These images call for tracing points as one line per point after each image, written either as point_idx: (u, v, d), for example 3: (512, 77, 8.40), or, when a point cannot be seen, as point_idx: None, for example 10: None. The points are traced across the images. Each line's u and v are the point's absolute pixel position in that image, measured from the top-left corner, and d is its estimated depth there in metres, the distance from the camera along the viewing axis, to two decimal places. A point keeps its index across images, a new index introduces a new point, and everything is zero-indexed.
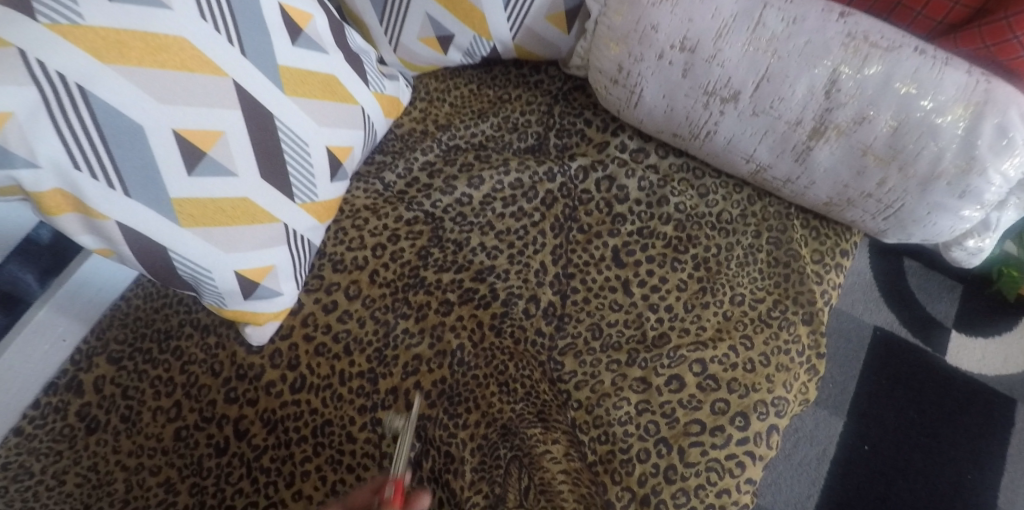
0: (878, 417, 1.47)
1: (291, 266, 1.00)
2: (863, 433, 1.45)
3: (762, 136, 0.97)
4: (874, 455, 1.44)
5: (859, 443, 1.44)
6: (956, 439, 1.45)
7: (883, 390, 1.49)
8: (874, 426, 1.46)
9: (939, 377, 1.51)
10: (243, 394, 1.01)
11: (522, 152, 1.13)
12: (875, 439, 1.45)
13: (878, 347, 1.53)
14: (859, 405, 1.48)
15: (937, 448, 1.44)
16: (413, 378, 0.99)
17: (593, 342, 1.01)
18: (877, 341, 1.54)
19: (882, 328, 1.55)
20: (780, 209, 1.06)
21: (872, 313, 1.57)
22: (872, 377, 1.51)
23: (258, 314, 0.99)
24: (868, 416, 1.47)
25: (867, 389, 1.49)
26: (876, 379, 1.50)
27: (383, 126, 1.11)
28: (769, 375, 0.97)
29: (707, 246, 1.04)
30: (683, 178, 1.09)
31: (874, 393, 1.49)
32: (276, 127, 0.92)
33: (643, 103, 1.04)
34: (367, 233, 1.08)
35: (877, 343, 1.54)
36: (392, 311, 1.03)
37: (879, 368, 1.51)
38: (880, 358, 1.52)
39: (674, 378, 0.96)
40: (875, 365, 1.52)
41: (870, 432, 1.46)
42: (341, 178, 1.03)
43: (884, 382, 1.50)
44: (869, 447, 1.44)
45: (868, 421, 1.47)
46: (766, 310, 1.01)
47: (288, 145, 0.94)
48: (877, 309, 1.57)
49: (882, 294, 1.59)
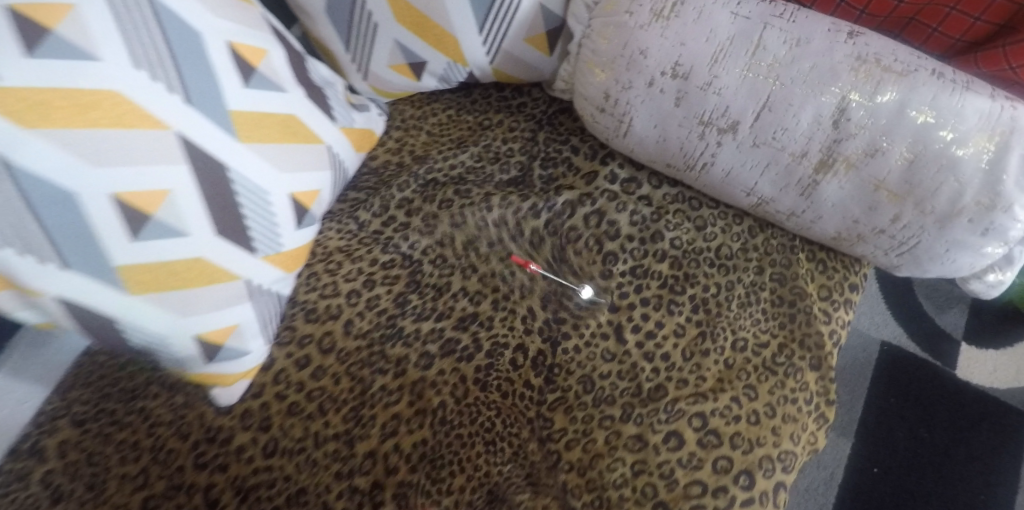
0: (887, 437, 1.41)
1: (256, 323, 0.93)
2: (872, 455, 1.39)
3: (764, 168, 0.89)
4: (885, 478, 1.37)
5: (868, 466, 1.38)
6: (970, 457, 1.39)
7: (891, 408, 1.43)
8: (884, 446, 1.40)
9: (949, 393, 1.44)
10: (213, 459, 0.95)
11: (502, 186, 1.05)
12: (885, 461, 1.39)
13: (887, 364, 1.47)
14: (867, 425, 1.42)
15: (950, 467, 1.38)
16: (392, 440, 0.94)
17: (584, 396, 0.94)
18: (886, 359, 1.48)
19: (890, 345, 1.49)
20: (784, 240, 1.00)
21: (879, 328, 1.51)
22: (879, 395, 1.44)
23: (224, 375, 0.93)
24: (876, 437, 1.41)
25: (875, 409, 1.43)
26: (883, 398, 1.44)
27: (354, 162, 1.03)
28: (776, 428, 0.90)
29: (705, 286, 0.98)
30: (679, 209, 1.01)
31: (882, 412, 1.43)
32: (231, 179, 0.82)
33: (633, 133, 0.95)
34: (341, 278, 1.01)
35: (884, 361, 1.48)
36: (368, 367, 0.97)
37: (887, 386, 1.45)
38: (888, 375, 1.46)
39: (672, 434, 0.90)
40: (883, 382, 1.46)
41: (879, 453, 1.40)
42: (308, 223, 0.95)
43: (892, 401, 1.44)
44: (879, 469, 1.38)
45: (877, 442, 1.40)
46: (770, 356, 0.95)
47: (245, 196, 0.84)
48: (884, 323, 1.52)
49: (889, 307, 1.53)
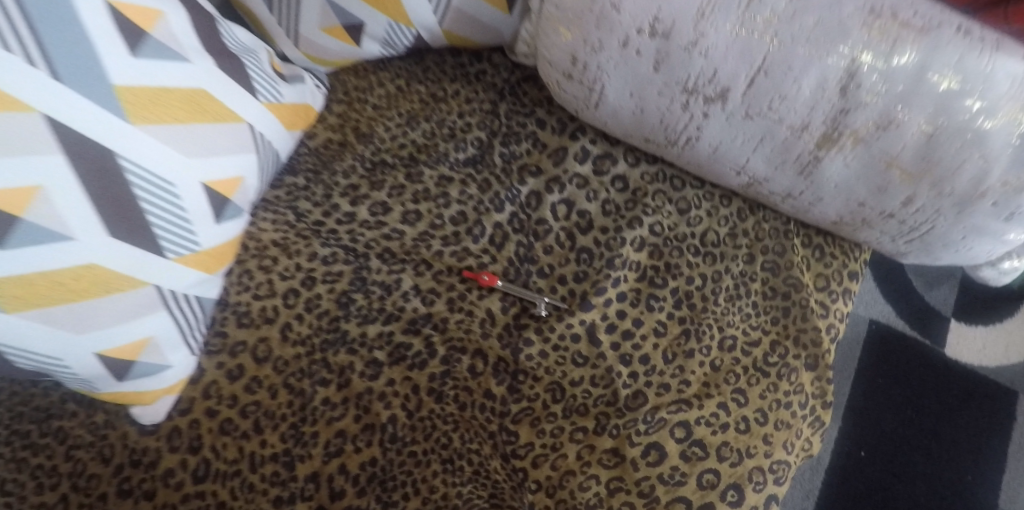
0: (874, 420, 1.27)
1: (175, 332, 0.81)
2: (859, 438, 1.26)
3: (758, 143, 0.77)
4: (872, 461, 1.24)
5: (854, 449, 1.25)
6: (962, 440, 1.27)
7: (879, 390, 1.30)
8: (871, 428, 1.27)
9: (939, 372, 1.32)
10: (138, 485, 0.83)
11: (459, 166, 0.94)
12: (873, 443, 1.26)
13: (872, 343, 1.34)
14: (852, 407, 1.29)
15: (941, 451, 1.26)
16: (338, 460, 0.83)
17: (553, 406, 0.83)
18: (873, 339, 1.34)
19: (878, 323, 1.36)
20: (777, 224, 0.90)
21: (867, 306, 1.37)
22: (866, 376, 1.31)
23: (143, 393, 0.82)
24: (862, 419, 1.28)
25: (861, 390, 1.30)
26: (870, 379, 1.31)
27: (287, 143, 0.90)
28: (768, 436, 0.81)
29: (689, 277, 0.87)
30: (659, 190, 0.91)
31: (868, 394, 1.30)
32: (121, 168, 0.70)
33: (605, 103, 0.82)
34: (276, 275, 0.89)
35: (872, 341, 1.34)
36: (309, 377, 0.86)
37: (874, 367, 1.32)
38: (875, 355, 1.33)
39: (652, 447, 0.80)
40: (870, 363, 1.32)
41: (866, 435, 1.26)
42: (231, 216, 0.83)
43: (879, 382, 1.31)
44: (865, 452, 1.25)
45: (862, 425, 1.27)
46: (761, 356, 0.85)
47: (142, 188, 0.72)
48: (872, 301, 1.38)
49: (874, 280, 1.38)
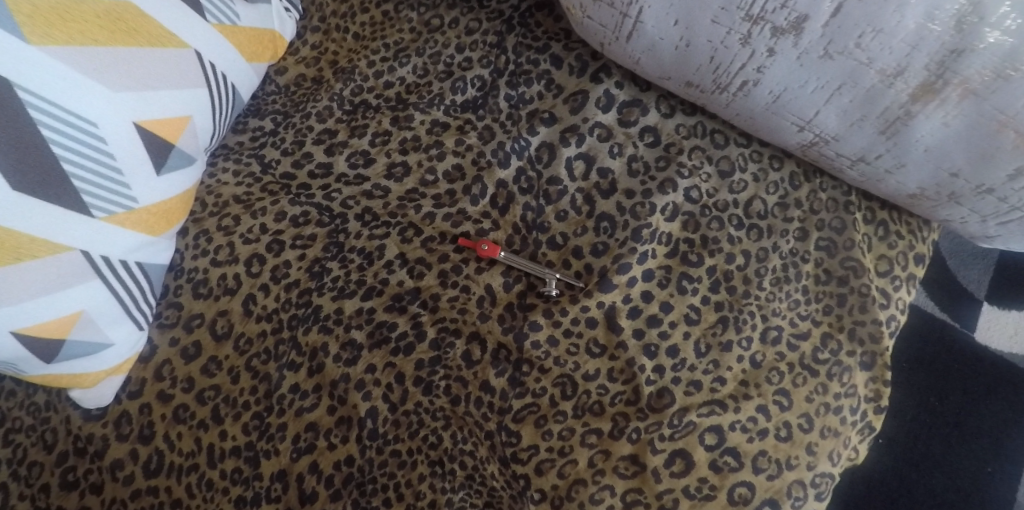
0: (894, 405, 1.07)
1: (116, 306, 0.68)
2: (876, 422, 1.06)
3: (834, 91, 0.61)
4: (889, 450, 1.04)
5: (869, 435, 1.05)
6: (998, 440, 1.04)
7: (901, 374, 1.09)
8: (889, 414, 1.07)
9: (981, 363, 1.08)
10: (85, 477, 0.73)
11: (456, 111, 0.81)
12: (891, 430, 1.06)
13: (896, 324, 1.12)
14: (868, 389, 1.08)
15: (966, 442, 1.04)
16: (309, 457, 0.70)
17: (562, 403, 0.70)
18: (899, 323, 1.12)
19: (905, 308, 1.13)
20: (835, 194, 0.75)
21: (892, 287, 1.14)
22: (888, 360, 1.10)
23: (83, 375, 0.69)
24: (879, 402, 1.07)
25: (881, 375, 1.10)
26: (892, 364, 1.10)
27: (249, 82, 0.77)
28: (813, 445, 0.68)
29: (729, 255, 0.73)
30: (697, 146, 0.76)
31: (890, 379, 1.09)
32: (20, 98, 0.56)
33: (641, 33, 0.66)
34: (239, 238, 0.75)
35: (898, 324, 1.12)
36: (275, 360, 0.73)
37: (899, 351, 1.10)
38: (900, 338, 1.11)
39: (677, 455, 0.67)
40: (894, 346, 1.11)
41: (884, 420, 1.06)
42: (176, 166, 0.69)
43: (903, 367, 1.09)
44: (883, 439, 1.05)
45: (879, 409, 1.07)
46: (810, 351, 0.71)
47: (51, 128, 0.59)
48: None
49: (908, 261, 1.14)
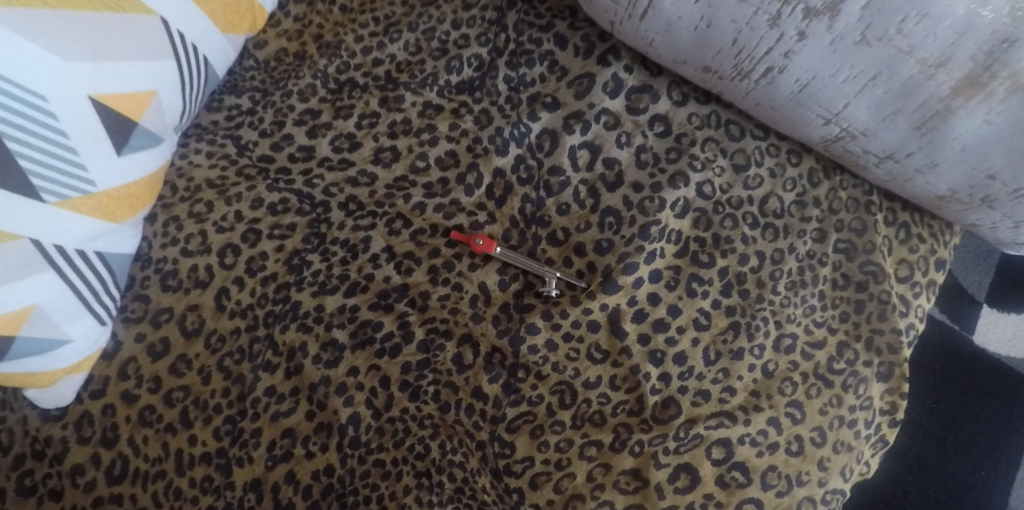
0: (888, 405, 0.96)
1: (72, 299, 0.62)
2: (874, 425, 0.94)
3: (868, 81, 0.56)
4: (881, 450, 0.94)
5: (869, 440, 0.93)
6: (997, 447, 0.94)
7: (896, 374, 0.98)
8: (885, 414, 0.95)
9: (999, 373, 0.97)
10: (43, 482, 0.67)
11: (450, 92, 0.75)
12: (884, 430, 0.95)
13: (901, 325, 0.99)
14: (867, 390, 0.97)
15: (961, 445, 0.95)
16: (285, 466, 0.64)
17: (560, 412, 0.65)
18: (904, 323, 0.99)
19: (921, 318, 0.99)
20: (855, 194, 0.70)
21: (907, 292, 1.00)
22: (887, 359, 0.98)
23: (37, 374, 0.63)
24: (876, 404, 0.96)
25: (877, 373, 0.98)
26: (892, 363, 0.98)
27: (224, 55, 0.71)
28: (824, 460, 0.63)
29: (742, 256, 0.68)
30: (710, 138, 0.71)
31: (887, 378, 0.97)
32: None
33: (657, 10, 0.60)
34: (211, 226, 0.69)
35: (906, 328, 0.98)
36: (249, 360, 0.67)
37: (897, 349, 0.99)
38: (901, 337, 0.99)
39: (682, 469, 0.62)
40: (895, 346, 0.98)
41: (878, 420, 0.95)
42: (139, 146, 0.63)
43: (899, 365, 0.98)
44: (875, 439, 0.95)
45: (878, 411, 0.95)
46: (825, 360, 0.66)
47: None
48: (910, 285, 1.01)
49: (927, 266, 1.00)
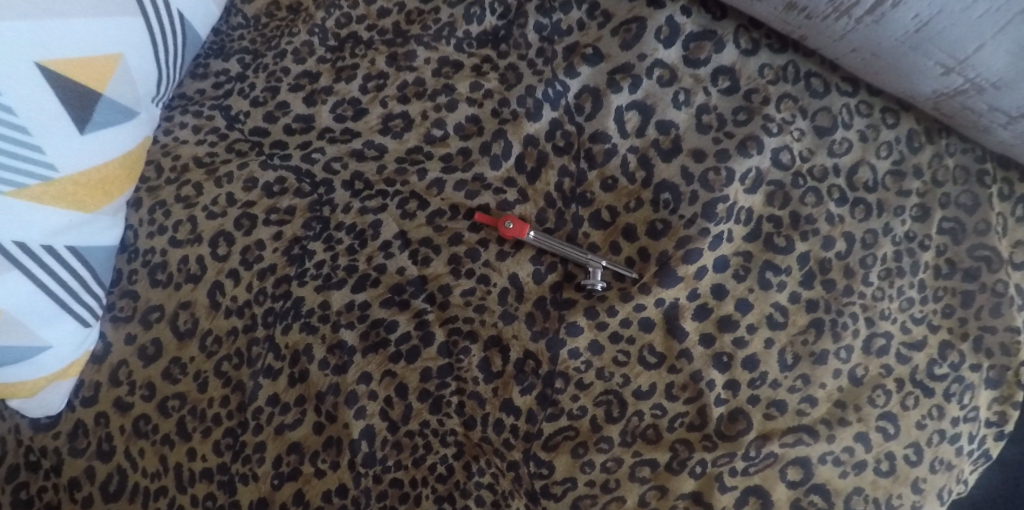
0: None
1: (46, 302, 0.53)
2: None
3: (1012, 16, 0.43)
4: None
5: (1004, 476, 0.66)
6: None
7: None
8: None
9: None
10: (39, 496, 0.59)
11: (470, 45, 0.64)
12: None
13: None
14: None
15: None
16: (293, 486, 0.55)
17: (607, 427, 0.55)
18: None
19: None
20: (965, 160, 0.57)
21: None
22: None
23: (18, 383, 0.54)
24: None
25: None
26: None
27: (203, 9, 0.62)
28: (920, 482, 0.52)
29: (827, 239, 0.56)
30: (786, 94, 0.59)
31: None
32: None
33: None
34: (201, 212, 0.60)
35: None
36: (248, 364, 0.58)
37: None
38: None
39: (751, 493, 0.52)
40: None
41: None
42: (106, 120, 0.54)
43: None
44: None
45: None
46: (925, 365, 0.54)
47: None
48: None
49: None
